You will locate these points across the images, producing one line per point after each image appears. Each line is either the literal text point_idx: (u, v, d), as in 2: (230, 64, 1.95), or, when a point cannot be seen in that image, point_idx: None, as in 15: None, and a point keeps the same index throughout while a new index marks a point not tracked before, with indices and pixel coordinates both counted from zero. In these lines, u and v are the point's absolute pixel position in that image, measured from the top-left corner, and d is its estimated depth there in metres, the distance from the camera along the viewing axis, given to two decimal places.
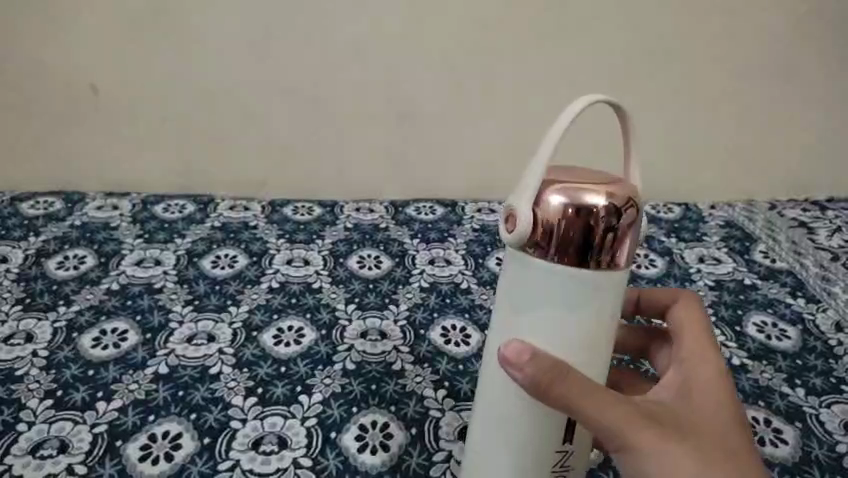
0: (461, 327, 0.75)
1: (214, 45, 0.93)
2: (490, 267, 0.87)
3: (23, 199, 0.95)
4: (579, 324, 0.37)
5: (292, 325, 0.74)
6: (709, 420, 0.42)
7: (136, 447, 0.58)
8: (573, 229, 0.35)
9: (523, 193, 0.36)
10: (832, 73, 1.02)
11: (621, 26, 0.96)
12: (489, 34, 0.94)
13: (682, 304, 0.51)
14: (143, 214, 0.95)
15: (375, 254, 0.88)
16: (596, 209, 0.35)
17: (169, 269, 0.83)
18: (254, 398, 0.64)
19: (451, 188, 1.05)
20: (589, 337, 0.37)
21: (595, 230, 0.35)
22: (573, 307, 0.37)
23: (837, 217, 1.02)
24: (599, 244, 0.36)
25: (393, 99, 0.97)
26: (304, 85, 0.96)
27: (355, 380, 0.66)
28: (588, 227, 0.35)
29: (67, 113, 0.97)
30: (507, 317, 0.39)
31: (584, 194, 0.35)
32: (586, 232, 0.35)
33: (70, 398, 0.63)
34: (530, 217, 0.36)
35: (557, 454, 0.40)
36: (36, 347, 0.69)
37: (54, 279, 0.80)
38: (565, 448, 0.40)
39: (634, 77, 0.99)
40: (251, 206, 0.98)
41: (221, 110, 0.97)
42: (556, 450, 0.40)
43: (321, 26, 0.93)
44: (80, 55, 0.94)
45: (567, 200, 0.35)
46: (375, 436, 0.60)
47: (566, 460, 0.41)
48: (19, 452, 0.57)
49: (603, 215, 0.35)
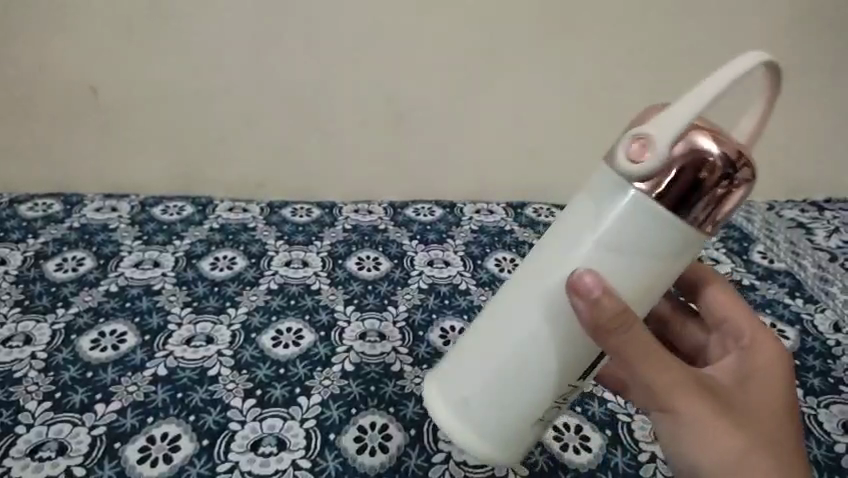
0: (459, 328, 0.75)
1: (211, 47, 0.93)
2: (488, 267, 0.87)
3: (21, 201, 0.96)
4: (644, 271, 0.38)
5: (290, 326, 0.74)
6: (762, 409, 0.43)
7: (135, 448, 0.58)
8: (688, 171, 0.35)
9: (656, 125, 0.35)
10: (832, 74, 1.02)
11: (620, 28, 0.95)
12: (487, 35, 0.94)
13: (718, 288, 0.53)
14: (142, 215, 0.95)
15: (374, 255, 0.88)
16: (714, 160, 0.36)
17: (168, 270, 0.83)
18: (253, 400, 0.64)
19: (448, 194, 1.06)
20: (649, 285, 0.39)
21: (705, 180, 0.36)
22: (643, 254, 0.38)
23: (835, 217, 1.03)
24: (707, 195, 0.36)
25: (391, 100, 0.97)
26: (302, 86, 0.96)
27: (354, 382, 0.66)
28: (702, 175, 0.36)
29: (65, 114, 0.97)
30: (570, 241, 0.39)
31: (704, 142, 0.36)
32: (700, 178, 0.36)
33: (68, 400, 0.63)
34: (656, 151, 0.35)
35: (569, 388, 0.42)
36: (34, 349, 0.69)
37: (52, 280, 0.80)
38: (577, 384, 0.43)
39: (632, 79, 0.99)
40: (250, 207, 0.98)
41: (220, 111, 0.97)
42: (570, 384, 0.42)
43: (319, 27, 0.92)
44: (77, 57, 0.93)
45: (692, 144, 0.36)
46: (374, 437, 0.60)
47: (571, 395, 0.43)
48: (18, 454, 0.57)
49: (720, 168, 0.36)
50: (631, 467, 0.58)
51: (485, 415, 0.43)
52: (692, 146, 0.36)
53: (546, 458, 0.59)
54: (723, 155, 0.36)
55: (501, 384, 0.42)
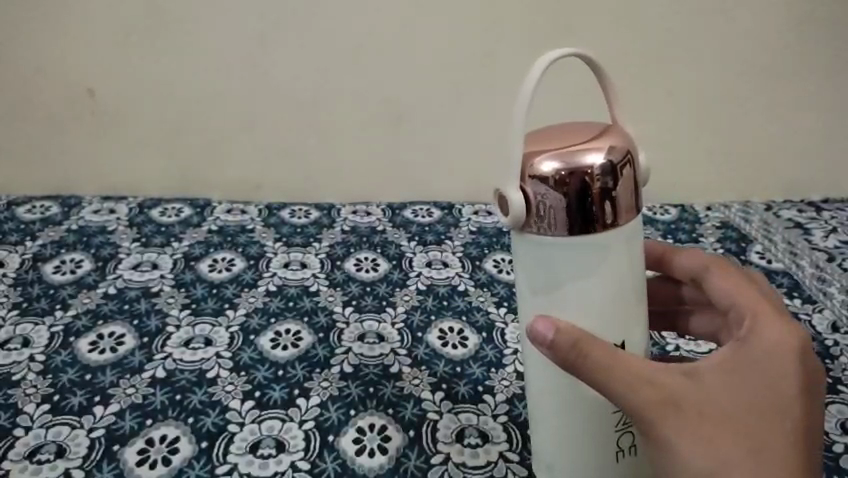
0: (458, 329, 0.75)
1: (209, 47, 0.93)
2: (486, 268, 0.87)
3: (19, 204, 0.96)
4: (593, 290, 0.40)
5: (289, 328, 0.74)
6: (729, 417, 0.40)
7: (134, 451, 0.58)
8: (570, 183, 0.38)
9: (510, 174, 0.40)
10: (832, 74, 1.01)
11: (617, 28, 0.96)
12: (485, 36, 0.94)
13: (720, 270, 0.47)
14: (139, 217, 0.95)
15: (372, 257, 0.88)
16: (591, 170, 0.38)
17: (166, 273, 0.83)
18: (251, 402, 0.64)
19: (443, 189, 1.04)
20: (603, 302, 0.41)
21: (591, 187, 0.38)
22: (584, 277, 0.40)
23: (833, 217, 1.03)
24: (594, 208, 0.39)
25: (388, 100, 0.97)
26: (298, 87, 0.96)
27: (352, 383, 0.66)
28: (587, 184, 0.38)
29: (65, 115, 0.98)
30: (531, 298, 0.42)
31: (575, 155, 0.38)
32: (583, 190, 0.38)
33: (67, 402, 0.63)
34: (518, 201, 0.39)
35: (613, 415, 0.44)
36: (33, 352, 0.69)
37: (50, 283, 0.80)
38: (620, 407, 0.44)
39: (629, 79, 1.00)
40: (248, 209, 0.98)
41: (217, 112, 0.97)
42: (612, 411, 0.44)
43: (314, 28, 0.92)
44: (78, 57, 0.95)
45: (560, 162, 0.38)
46: (373, 439, 0.60)
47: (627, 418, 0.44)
48: (16, 457, 0.57)
49: (598, 180, 0.38)
50: None
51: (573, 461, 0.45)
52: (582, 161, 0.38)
53: None
54: (607, 165, 0.38)
55: (563, 436, 0.45)
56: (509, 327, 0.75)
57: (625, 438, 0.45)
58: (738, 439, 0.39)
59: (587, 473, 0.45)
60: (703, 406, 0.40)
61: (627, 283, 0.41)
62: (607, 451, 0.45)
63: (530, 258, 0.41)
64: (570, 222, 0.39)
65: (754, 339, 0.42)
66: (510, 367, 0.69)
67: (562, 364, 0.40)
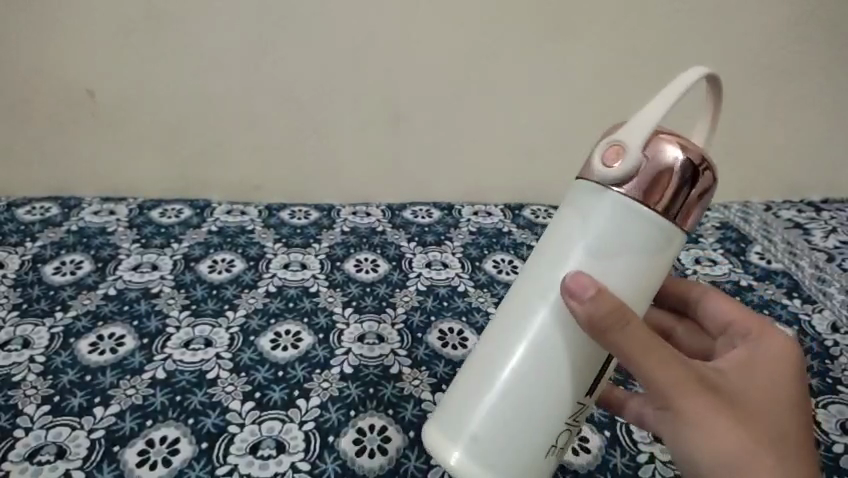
0: (458, 330, 0.75)
1: (210, 48, 0.93)
2: (486, 269, 0.87)
3: (19, 205, 0.95)
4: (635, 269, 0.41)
5: (289, 329, 0.74)
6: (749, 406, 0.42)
7: (134, 452, 0.58)
8: (665, 170, 0.39)
9: (627, 133, 0.40)
10: (831, 74, 1.02)
11: (619, 28, 0.95)
12: (486, 36, 0.94)
13: (715, 296, 0.55)
14: (139, 218, 0.95)
15: (372, 258, 0.88)
16: (675, 163, 0.39)
17: (166, 274, 0.83)
18: (252, 403, 0.64)
19: (442, 191, 1.06)
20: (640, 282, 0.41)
21: (676, 180, 0.39)
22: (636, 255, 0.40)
23: (832, 218, 1.03)
24: (676, 199, 0.39)
25: (388, 101, 0.97)
26: (298, 88, 0.96)
27: (353, 384, 0.66)
28: (673, 175, 0.39)
29: (64, 118, 0.97)
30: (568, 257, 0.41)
31: (673, 148, 0.39)
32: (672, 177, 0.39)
33: (67, 404, 0.63)
34: (627, 159, 0.39)
35: (578, 404, 0.42)
36: (33, 353, 0.69)
37: (50, 284, 0.80)
38: (585, 401, 0.43)
39: (631, 80, 0.99)
40: (248, 210, 0.98)
41: (217, 114, 0.97)
42: (580, 400, 0.42)
43: (314, 29, 0.92)
44: (76, 60, 0.94)
45: (660, 149, 0.39)
46: (373, 439, 0.60)
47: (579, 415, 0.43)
48: (16, 458, 0.57)
49: (680, 175, 0.39)
50: (629, 469, 0.59)
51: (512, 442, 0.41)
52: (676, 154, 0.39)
53: None
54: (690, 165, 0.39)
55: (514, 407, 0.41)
56: None
57: (561, 437, 0.43)
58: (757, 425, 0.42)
59: (518, 460, 0.41)
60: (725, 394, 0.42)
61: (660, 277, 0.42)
62: (546, 443, 0.42)
63: (593, 211, 0.40)
64: (654, 199, 0.39)
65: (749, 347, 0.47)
66: None
67: (601, 332, 0.40)
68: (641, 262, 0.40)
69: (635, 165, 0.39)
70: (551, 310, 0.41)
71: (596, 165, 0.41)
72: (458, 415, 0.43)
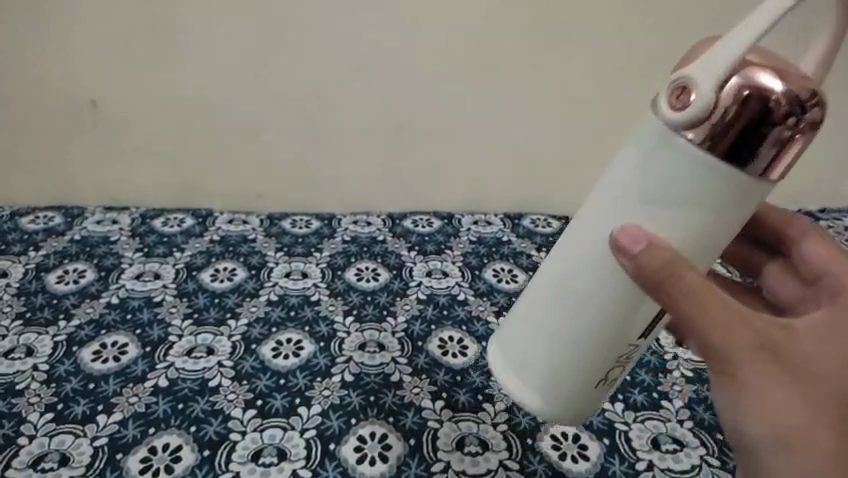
0: (458, 339, 0.75)
1: (211, 59, 0.94)
2: (486, 278, 0.88)
3: (22, 214, 0.96)
4: (688, 221, 0.40)
5: (290, 337, 0.74)
6: (818, 380, 0.42)
7: (137, 459, 0.59)
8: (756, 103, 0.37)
9: (712, 65, 0.37)
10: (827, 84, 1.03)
11: (615, 39, 0.96)
12: (485, 47, 0.95)
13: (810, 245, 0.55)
14: (141, 227, 0.95)
15: (373, 267, 0.89)
16: (775, 97, 0.37)
17: (169, 282, 0.84)
18: (253, 411, 0.64)
19: (442, 199, 1.06)
20: (696, 231, 0.40)
21: (775, 116, 0.37)
22: (695, 205, 0.40)
23: (829, 226, 1.03)
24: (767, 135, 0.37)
25: (387, 112, 0.98)
26: (299, 99, 0.97)
27: (353, 392, 0.67)
28: (771, 108, 0.37)
29: (67, 127, 0.98)
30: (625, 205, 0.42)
31: (766, 75, 0.37)
32: (764, 112, 0.37)
33: (70, 411, 0.63)
34: (706, 96, 0.37)
35: (630, 346, 0.45)
36: (36, 361, 0.70)
37: (54, 293, 0.81)
38: (638, 342, 0.46)
39: (629, 90, 1.00)
40: (249, 219, 0.99)
41: (220, 125, 0.98)
42: (630, 343, 0.45)
43: (314, 41, 0.93)
44: (79, 71, 0.94)
45: (760, 79, 0.37)
46: (374, 447, 0.60)
47: (631, 354, 0.46)
48: (20, 466, 0.58)
49: (784, 106, 0.37)
50: (629, 475, 0.60)
51: (558, 378, 0.46)
52: (775, 87, 0.37)
53: (544, 467, 0.60)
54: (793, 95, 0.37)
55: (540, 343, 0.46)
56: None
57: (612, 372, 0.47)
58: (820, 398, 0.42)
59: (561, 394, 0.47)
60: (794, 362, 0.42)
61: (724, 224, 0.41)
62: (592, 379, 0.46)
63: (655, 154, 0.40)
64: (737, 143, 0.37)
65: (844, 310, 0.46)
66: None
67: (657, 289, 0.41)
68: (706, 209, 0.40)
69: (711, 109, 0.37)
70: (603, 262, 0.43)
71: (665, 103, 0.39)
72: (512, 341, 0.48)
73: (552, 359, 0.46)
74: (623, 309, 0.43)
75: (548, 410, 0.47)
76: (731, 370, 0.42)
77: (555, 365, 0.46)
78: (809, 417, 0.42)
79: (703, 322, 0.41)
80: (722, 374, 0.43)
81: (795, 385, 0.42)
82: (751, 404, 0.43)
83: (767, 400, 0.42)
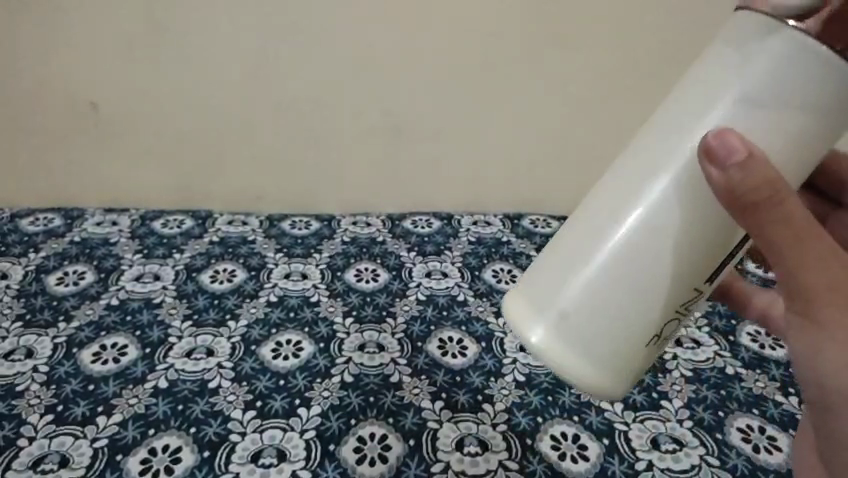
0: (458, 339, 0.76)
1: (211, 62, 0.94)
2: (486, 279, 0.88)
3: (22, 216, 0.96)
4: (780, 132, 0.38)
5: (290, 339, 0.75)
6: None
7: (137, 461, 0.59)
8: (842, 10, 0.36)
9: None
10: None
11: (613, 40, 0.96)
12: (484, 50, 0.95)
13: None
14: (141, 229, 0.95)
15: (372, 268, 0.89)
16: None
17: (169, 283, 0.84)
18: (253, 412, 0.64)
19: (442, 200, 1.06)
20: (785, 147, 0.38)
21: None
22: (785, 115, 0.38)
23: None
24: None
25: (386, 113, 0.98)
26: (298, 101, 0.97)
27: (353, 393, 0.67)
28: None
29: (67, 129, 0.98)
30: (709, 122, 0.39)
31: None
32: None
33: (70, 412, 0.64)
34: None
35: (693, 292, 0.43)
36: (36, 362, 0.70)
37: (53, 294, 0.81)
38: (701, 287, 0.43)
39: (627, 91, 1.00)
40: (249, 221, 0.99)
41: (218, 127, 0.98)
42: (694, 288, 0.42)
43: (312, 43, 0.93)
44: (79, 74, 0.95)
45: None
46: (374, 448, 0.60)
47: (691, 304, 0.43)
48: (20, 467, 0.58)
49: None
50: (628, 475, 0.60)
51: (607, 339, 0.43)
52: None
53: (544, 467, 0.60)
54: None
55: (588, 301, 0.42)
56: (507, 338, 0.76)
57: (667, 326, 0.44)
58: None
59: (609, 356, 0.43)
60: None
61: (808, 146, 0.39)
62: (647, 335, 0.43)
63: (743, 65, 0.38)
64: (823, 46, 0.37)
65: None
66: (508, 377, 0.70)
67: (745, 207, 0.38)
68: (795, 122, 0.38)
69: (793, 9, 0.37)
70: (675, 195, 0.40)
71: (753, 12, 0.38)
72: (546, 301, 0.44)
73: (602, 320, 0.42)
74: (686, 254, 0.41)
75: (596, 376, 0.43)
76: (814, 309, 0.40)
77: (607, 323, 0.42)
78: None
79: (797, 254, 0.38)
80: (802, 310, 0.41)
81: None
82: (826, 344, 0.41)
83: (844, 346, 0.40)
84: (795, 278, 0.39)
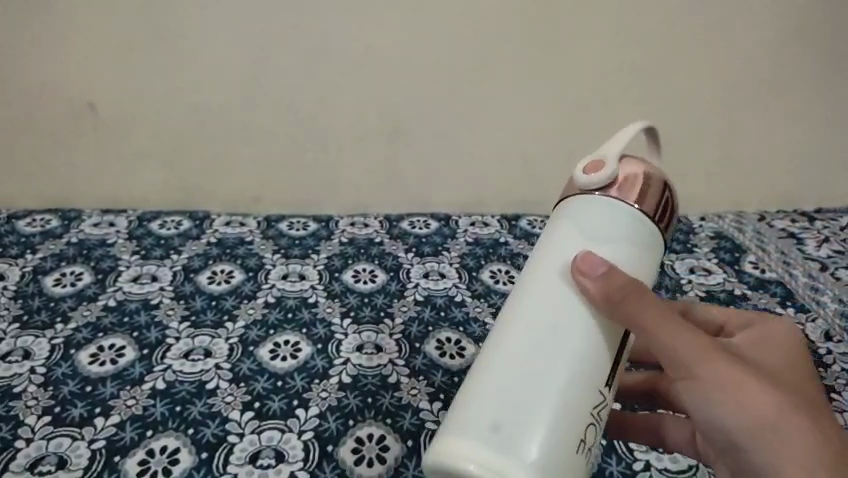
0: (455, 340, 0.76)
1: (210, 63, 0.94)
2: (483, 280, 0.88)
3: (19, 217, 0.96)
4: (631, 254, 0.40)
5: (288, 340, 0.75)
6: (778, 389, 0.40)
7: (135, 462, 0.59)
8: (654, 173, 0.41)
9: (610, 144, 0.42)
10: (822, 87, 1.04)
11: (611, 41, 0.97)
12: (483, 50, 0.96)
13: None
14: (139, 230, 0.95)
15: (370, 268, 0.89)
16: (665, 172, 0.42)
17: (166, 285, 0.84)
18: (251, 413, 0.64)
19: (441, 201, 1.06)
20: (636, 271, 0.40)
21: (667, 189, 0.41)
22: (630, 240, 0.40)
23: (825, 227, 1.04)
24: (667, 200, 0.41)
25: (385, 114, 0.98)
26: (296, 101, 0.97)
27: (351, 394, 0.67)
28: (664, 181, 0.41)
29: (65, 130, 0.98)
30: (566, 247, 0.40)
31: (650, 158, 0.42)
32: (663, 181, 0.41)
33: (67, 414, 0.63)
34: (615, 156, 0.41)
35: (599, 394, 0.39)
36: (33, 364, 0.70)
37: (50, 295, 0.81)
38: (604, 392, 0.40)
39: (626, 92, 1.00)
40: (246, 222, 0.99)
41: (217, 127, 0.98)
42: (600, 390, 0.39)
43: (311, 43, 0.94)
44: (78, 74, 0.94)
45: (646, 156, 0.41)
46: (372, 449, 0.61)
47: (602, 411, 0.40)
48: (17, 469, 0.58)
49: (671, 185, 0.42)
50: (625, 475, 0.60)
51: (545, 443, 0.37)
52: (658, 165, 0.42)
53: None
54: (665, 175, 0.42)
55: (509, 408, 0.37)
56: None
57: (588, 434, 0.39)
58: (787, 402, 0.40)
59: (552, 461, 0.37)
60: (755, 372, 0.40)
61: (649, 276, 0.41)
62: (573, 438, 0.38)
63: (587, 209, 0.41)
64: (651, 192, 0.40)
65: (780, 345, 0.46)
66: None
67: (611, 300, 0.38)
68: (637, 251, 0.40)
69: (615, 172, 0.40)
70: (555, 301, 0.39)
71: (578, 176, 0.42)
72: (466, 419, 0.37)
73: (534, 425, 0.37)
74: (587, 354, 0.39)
75: None
76: (697, 373, 0.40)
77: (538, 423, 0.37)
78: (781, 410, 0.39)
79: (661, 320, 0.39)
80: (684, 380, 0.41)
81: (760, 381, 0.40)
82: (727, 402, 0.40)
83: (744, 390, 0.39)
84: (670, 347, 0.40)
